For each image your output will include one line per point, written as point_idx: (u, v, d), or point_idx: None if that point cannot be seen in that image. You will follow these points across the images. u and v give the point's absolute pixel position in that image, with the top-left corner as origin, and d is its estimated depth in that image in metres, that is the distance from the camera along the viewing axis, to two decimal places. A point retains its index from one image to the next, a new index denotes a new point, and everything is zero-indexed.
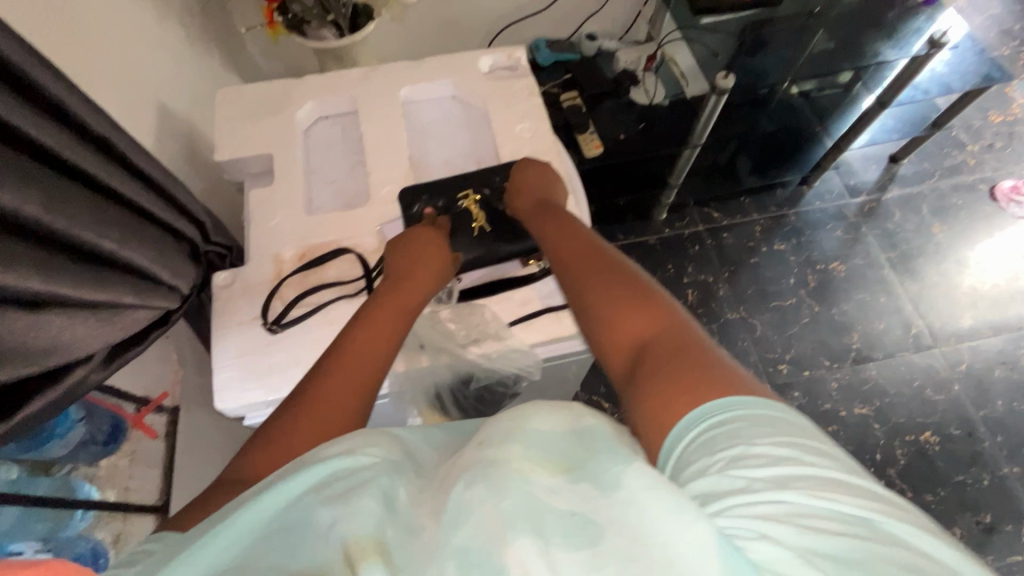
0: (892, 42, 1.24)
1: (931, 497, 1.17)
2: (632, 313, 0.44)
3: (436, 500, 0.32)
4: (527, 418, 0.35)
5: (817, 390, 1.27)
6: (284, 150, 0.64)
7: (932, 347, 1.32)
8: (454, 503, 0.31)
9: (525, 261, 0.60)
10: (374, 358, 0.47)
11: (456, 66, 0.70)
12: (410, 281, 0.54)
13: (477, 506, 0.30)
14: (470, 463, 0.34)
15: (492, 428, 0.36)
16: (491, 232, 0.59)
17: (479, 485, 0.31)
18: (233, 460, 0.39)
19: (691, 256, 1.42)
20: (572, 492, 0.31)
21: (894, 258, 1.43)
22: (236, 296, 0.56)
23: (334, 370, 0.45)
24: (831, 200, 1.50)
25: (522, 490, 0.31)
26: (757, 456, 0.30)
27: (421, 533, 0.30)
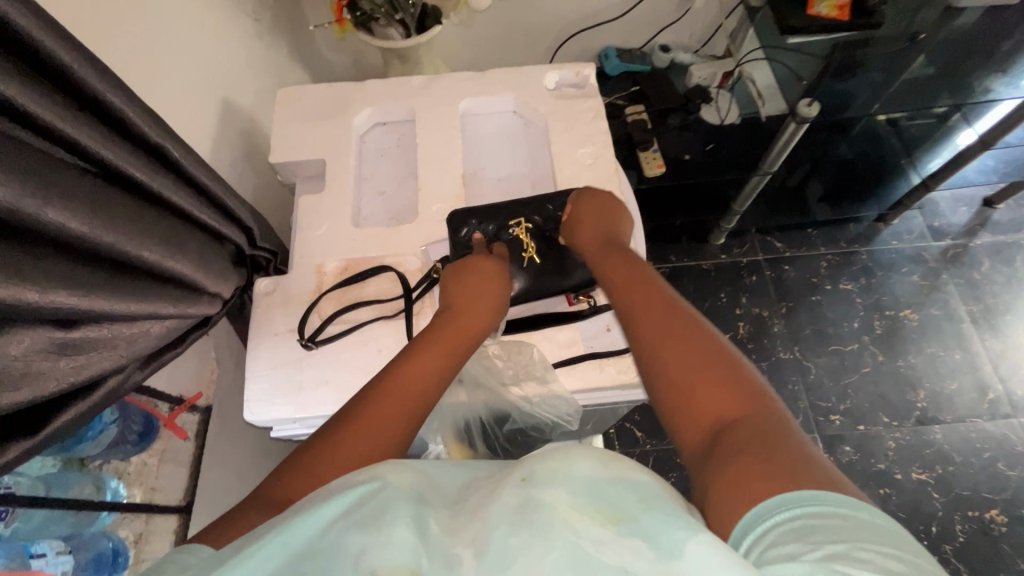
0: (1004, 76, 1.12)
1: None
2: (706, 381, 0.40)
3: (473, 530, 0.30)
4: (574, 457, 0.31)
5: (871, 447, 1.17)
6: (337, 158, 0.63)
7: (1011, 417, 1.19)
8: (494, 545, 0.28)
9: (573, 298, 0.57)
10: (432, 378, 0.45)
11: (520, 81, 0.67)
12: (467, 299, 0.51)
13: (519, 556, 0.27)
14: (509, 502, 0.30)
15: (539, 460, 0.32)
16: (539, 263, 0.57)
17: (523, 528, 0.28)
18: (271, 476, 0.37)
19: (746, 286, 1.34)
20: (632, 548, 0.27)
21: (976, 313, 1.30)
22: (275, 305, 0.55)
23: (389, 386, 0.43)
24: (911, 241, 1.38)
25: (570, 538, 0.28)
26: (864, 561, 0.26)
27: (458, 570, 0.28)
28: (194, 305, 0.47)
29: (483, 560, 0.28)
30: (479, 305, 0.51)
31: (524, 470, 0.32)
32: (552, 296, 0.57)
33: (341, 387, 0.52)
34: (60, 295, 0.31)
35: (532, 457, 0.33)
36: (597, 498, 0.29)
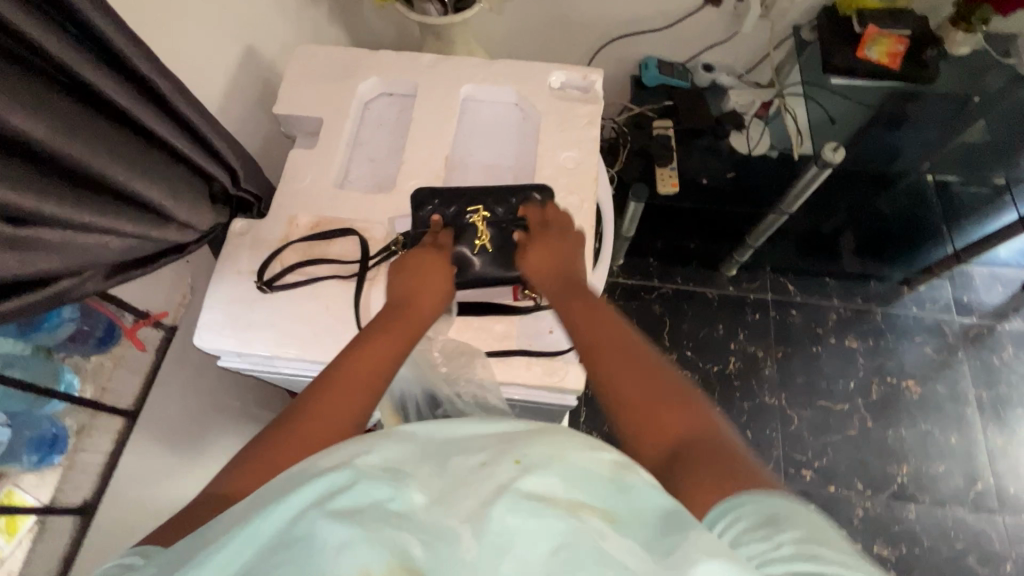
0: None
1: None
2: (654, 401, 0.44)
3: (465, 506, 0.30)
4: (565, 451, 0.32)
5: (836, 510, 1.14)
6: (335, 119, 0.66)
7: (995, 513, 1.13)
8: (492, 525, 0.28)
9: (519, 294, 0.58)
10: (382, 364, 0.48)
11: (526, 75, 0.68)
12: (421, 300, 0.53)
13: (515, 540, 0.28)
14: (487, 473, 0.31)
15: (523, 444, 0.33)
16: (490, 253, 0.57)
17: (516, 512, 0.29)
18: (216, 479, 0.40)
19: (747, 323, 1.31)
20: (627, 556, 0.28)
21: (985, 398, 1.23)
22: (244, 246, 0.59)
23: (338, 377, 0.46)
24: (932, 311, 1.31)
25: (568, 532, 0.28)
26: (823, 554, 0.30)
27: (458, 543, 0.28)
28: (160, 231, 0.50)
29: (483, 537, 0.28)
30: (427, 298, 0.53)
31: (506, 449, 0.32)
32: (499, 288, 0.58)
33: (283, 333, 0.55)
34: (9, 194, 0.35)
35: (508, 435, 0.34)
36: (592, 500, 0.30)
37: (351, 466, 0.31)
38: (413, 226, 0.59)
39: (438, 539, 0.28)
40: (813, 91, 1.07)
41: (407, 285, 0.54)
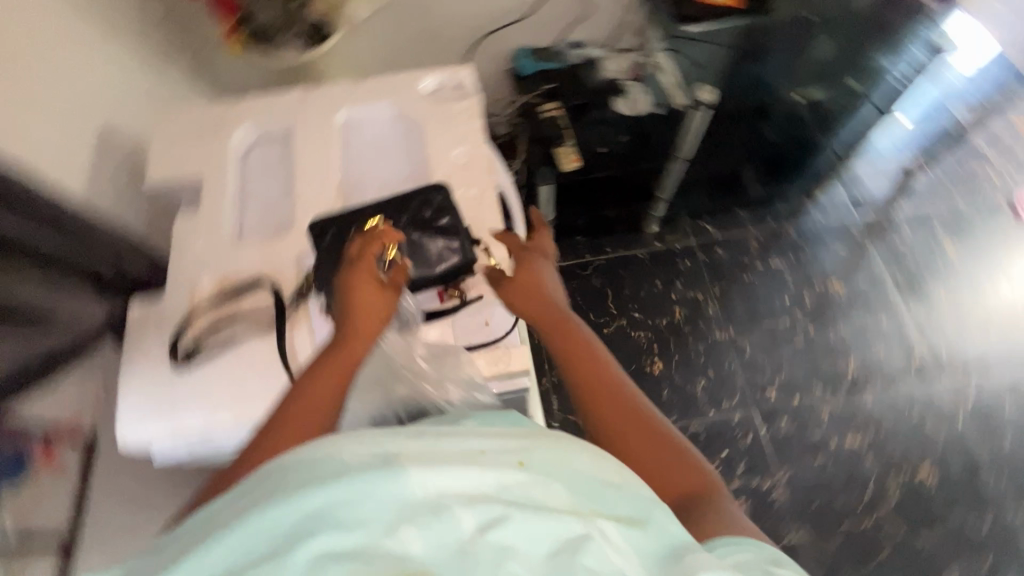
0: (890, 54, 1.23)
1: (924, 538, 1.10)
2: (641, 431, 0.49)
3: (470, 502, 0.32)
4: (570, 457, 0.37)
5: (806, 418, 1.20)
6: (214, 176, 0.63)
7: (937, 376, 1.23)
8: (495, 533, 0.32)
9: (444, 295, 0.58)
10: (330, 394, 0.45)
11: (397, 88, 0.68)
12: (363, 317, 0.50)
13: (512, 544, 0.32)
14: (493, 483, 0.33)
15: (527, 446, 0.36)
16: (401, 262, 0.56)
17: (523, 512, 0.33)
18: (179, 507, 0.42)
19: (681, 271, 1.37)
20: (609, 544, 0.33)
21: (901, 278, 1.34)
22: (147, 327, 0.55)
23: (287, 412, 0.44)
24: (835, 214, 1.42)
25: (569, 531, 0.33)
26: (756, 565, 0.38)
27: (461, 541, 0.31)
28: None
29: (479, 556, 0.31)
30: (370, 320, 0.50)
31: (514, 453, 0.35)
32: (423, 293, 0.57)
33: (214, 404, 0.52)
34: None
35: (507, 436, 0.37)
36: (586, 497, 0.35)
37: (377, 460, 0.33)
38: (317, 257, 0.57)
39: (438, 535, 0.31)
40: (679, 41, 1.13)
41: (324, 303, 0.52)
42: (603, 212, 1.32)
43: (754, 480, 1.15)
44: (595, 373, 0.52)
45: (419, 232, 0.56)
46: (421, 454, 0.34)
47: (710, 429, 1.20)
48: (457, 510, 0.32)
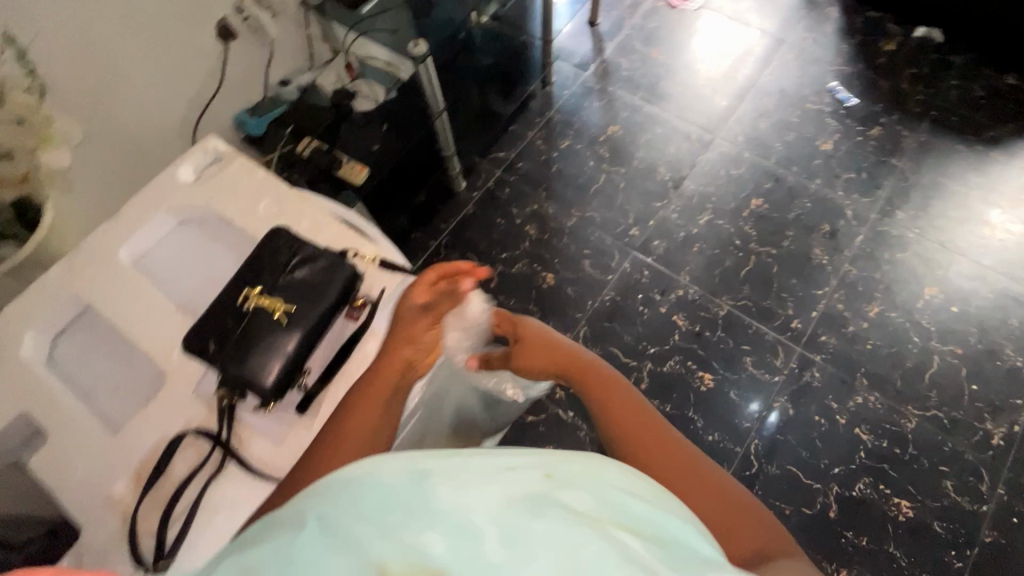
0: None
1: (788, 242, 1.37)
2: (673, 452, 0.55)
3: (519, 530, 0.30)
4: (602, 473, 0.35)
5: (667, 228, 1.41)
6: (38, 396, 0.54)
7: (714, 139, 1.53)
8: (531, 546, 0.30)
9: (352, 314, 0.58)
10: (356, 453, 0.46)
11: (160, 194, 0.63)
12: (367, 396, 0.51)
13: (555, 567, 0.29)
14: (544, 502, 0.32)
15: (561, 460, 0.35)
16: (294, 310, 0.56)
17: (551, 550, 0.30)
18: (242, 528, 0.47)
19: (508, 199, 1.48)
20: (644, 567, 0.30)
21: (645, 94, 1.61)
22: (96, 569, 0.48)
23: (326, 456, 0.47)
24: (573, 83, 1.64)
25: (608, 569, 0.29)
26: None
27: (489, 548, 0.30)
28: None
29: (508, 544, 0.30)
30: (381, 380, 0.51)
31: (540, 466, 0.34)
32: (333, 325, 0.58)
33: None
34: None
35: (538, 451, 0.36)
36: (615, 511, 0.33)
37: (411, 477, 0.33)
38: (218, 371, 0.54)
39: (459, 571, 0.29)
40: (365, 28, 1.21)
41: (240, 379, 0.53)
42: (410, 197, 1.36)
43: (671, 296, 1.33)
44: (632, 408, 0.60)
45: (289, 276, 0.57)
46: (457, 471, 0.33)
47: (618, 289, 1.34)
48: (480, 550, 0.30)
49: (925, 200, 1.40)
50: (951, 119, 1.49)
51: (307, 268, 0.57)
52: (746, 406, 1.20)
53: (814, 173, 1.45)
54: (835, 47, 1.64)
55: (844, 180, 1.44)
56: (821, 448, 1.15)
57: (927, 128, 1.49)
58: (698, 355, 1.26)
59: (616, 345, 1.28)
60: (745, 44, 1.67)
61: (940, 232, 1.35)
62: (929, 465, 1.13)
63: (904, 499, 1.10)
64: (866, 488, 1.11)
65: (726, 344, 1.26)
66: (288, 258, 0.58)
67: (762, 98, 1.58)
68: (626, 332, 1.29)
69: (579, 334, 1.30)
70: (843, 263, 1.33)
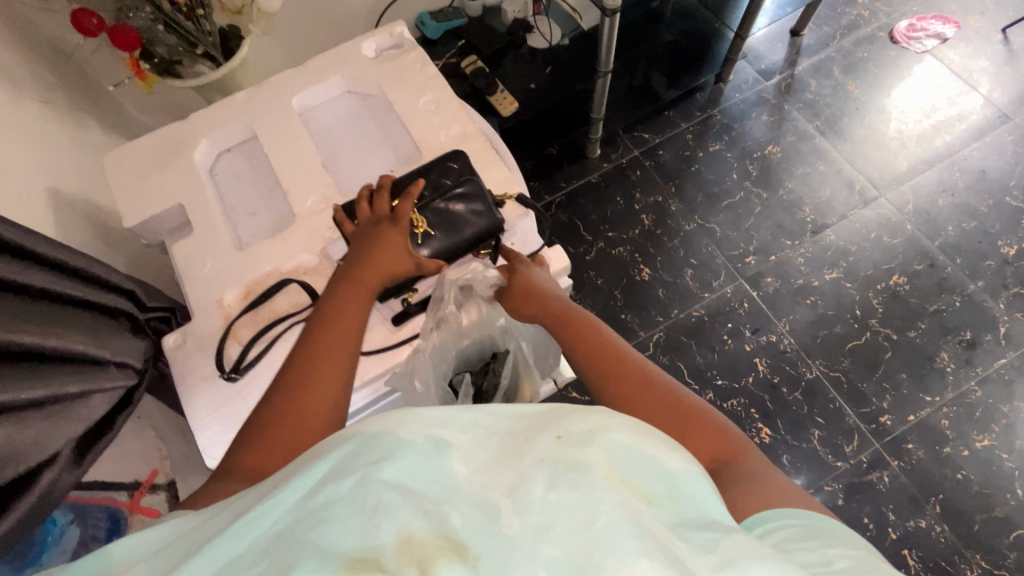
0: None
1: (915, 333, 1.23)
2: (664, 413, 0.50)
3: (520, 493, 0.32)
4: (606, 428, 0.36)
5: (787, 270, 1.31)
6: (193, 195, 0.61)
7: (878, 197, 1.37)
8: (539, 507, 0.32)
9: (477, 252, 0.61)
10: (332, 365, 0.48)
11: (341, 61, 0.68)
12: (345, 317, 0.51)
13: (559, 517, 0.31)
14: (549, 454, 0.35)
15: (566, 421, 0.37)
16: (435, 236, 0.58)
17: (558, 486, 0.32)
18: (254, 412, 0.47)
19: (635, 181, 1.43)
20: (629, 502, 0.33)
21: (821, 125, 1.47)
22: (192, 353, 0.55)
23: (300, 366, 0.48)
24: (750, 89, 1.52)
25: (601, 501, 0.32)
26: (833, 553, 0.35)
27: (502, 521, 0.31)
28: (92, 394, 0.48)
29: (523, 513, 0.31)
30: (352, 312, 0.52)
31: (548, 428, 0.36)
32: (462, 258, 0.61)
33: None
34: None
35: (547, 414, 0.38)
36: (629, 472, 0.35)
37: (432, 443, 0.36)
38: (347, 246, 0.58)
39: (478, 506, 0.32)
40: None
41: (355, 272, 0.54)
42: (536, 143, 1.39)
43: (762, 338, 1.25)
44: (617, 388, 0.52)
45: (441, 203, 0.58)
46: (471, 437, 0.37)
47: (710, 309, 1.28)
48: (497, 489, 0.33)
49: None
50: None
51: (453, 206, 0.58)
52: (794, 476, 1.13)
53: (978, 273, 1.28)
54: None
55: (1011, 293, 1.25)
56: None
57: None
58: (766, 406, 1.19)
59: (685, 363, 1.24)
60: (962, 107, 1.46)
61: None
62: None
63: None
64: None
65: (800, 407, 1.18)
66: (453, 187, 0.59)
67: (953, 173, 1.39)
68: (700, 354, 1.24)
69: (653, 337, 1.27)
70: (969, 379, 1.18)
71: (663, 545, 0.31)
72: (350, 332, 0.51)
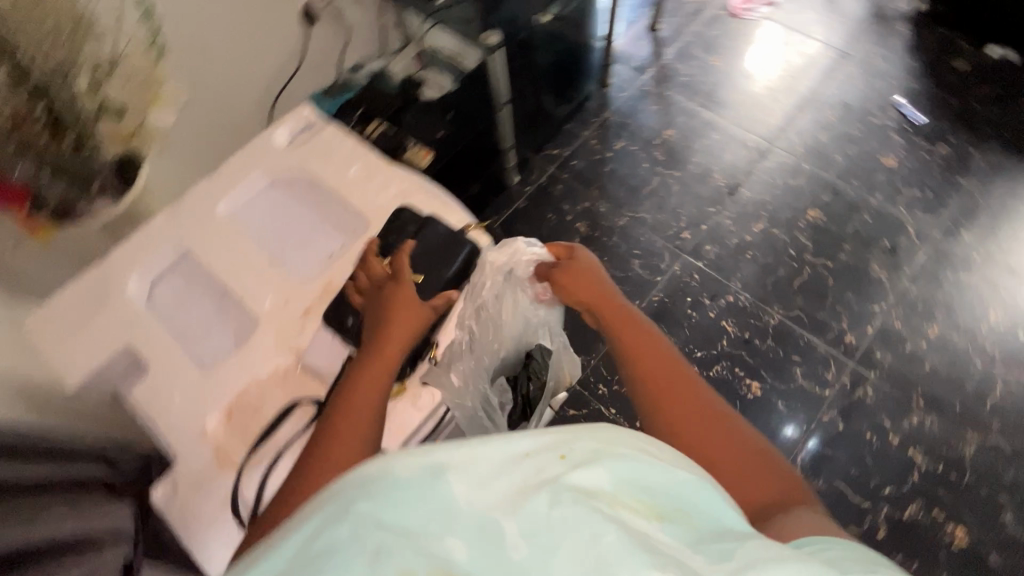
0: None
1: (845, 255, 1.34)
2: (707, 425, 0.51)
3: (527, 519, 0.33)
4: (613, 443, 0.37)
5: (720, 234, 1.40)
6: (140, 333, 0.57)
7: (771, 148, 1.51)
8: (547, 532, 0.33)
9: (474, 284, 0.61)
10: (367, 408, 0.47)
11: (256, 157, 0.66)
12: (376, 354, 0.50)
13: (566, 542, 0.32)
14: (558, 479, 0.35)
15: (574, 437, 0.37)
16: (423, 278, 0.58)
17: (564, 508, 0.34)
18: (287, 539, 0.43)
19: (559, 196, 1.50)
20: (635, 522, 0.34)
21: (702, 100, 1.61)
22: (189, 497, 0.50)
23: (337, 416, 0.46)
24: (631, 85, 1.65)
25: (606, 523, 0.33)
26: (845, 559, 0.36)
27: (510, 548, 0.32)
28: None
29: (533, 543, 0.33)
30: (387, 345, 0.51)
31: (555, 447, 0.36)
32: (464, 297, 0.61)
33: None
34: None
35: (552, 429, 0.37)
36: (635, 486, 0.36)
37: (428, 472, 0.34)
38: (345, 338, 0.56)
39: (480, 534, 0.33)
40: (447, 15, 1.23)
41: (377, 330, 0.52)
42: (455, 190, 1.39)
43: (721, 301, 1.31)
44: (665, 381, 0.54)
45: (413, 247, 0.59)
46: (467, 454, 0.35)
47: (667, 291, 1.34)
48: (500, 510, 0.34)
49: (992, 222, 1.35)
50: None
51: (424, 241, 0.59)
52: (794, 418, 1.18)
53: (875, 188, 1.42)
54: (904, 62, 1.61)
55: (906, 197, 1.40)
56: (872, 467, 1.12)
57: (999, 148, 1.45)
58: (747, 363, 1.24)
59: None
60: (809, 55, 1.65)
61: (1008, 255, 1.31)
62: (986, 493, 1.08)
63: (959, 525, 1.06)
64: (918, 510, 1.08)
65: (776, 353, 1.24)
66: (416, 231, 0.60)
67: (823, 110, 1.56)
68: (673, 334, 1.29)
69: None
70: (903, 280, 1.30)
71: (669, 558, 0.33)
72: (385, 371, 0.49)
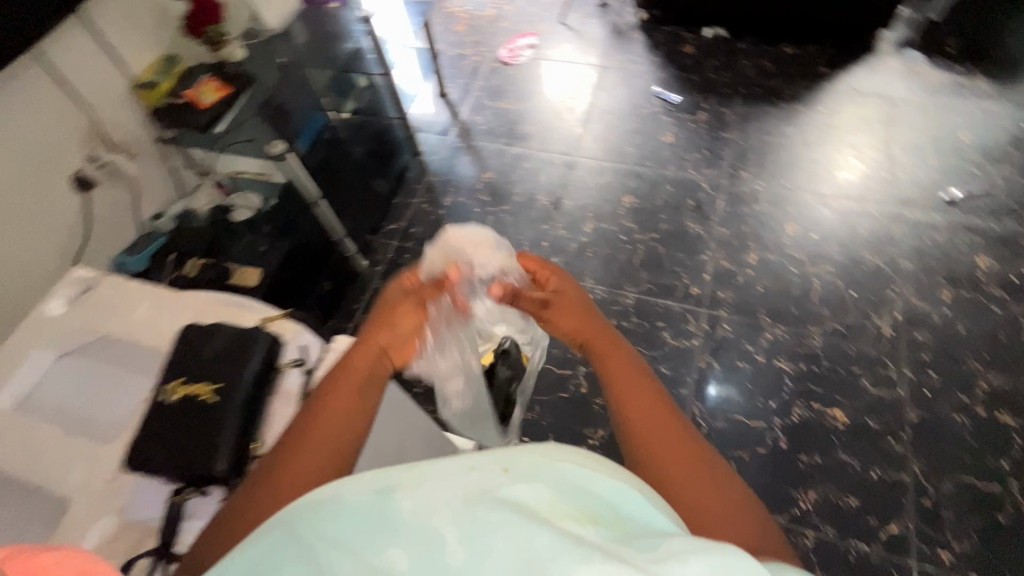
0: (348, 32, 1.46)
1: (664, 223, 1.52)
2: (663, 420, 0.49)
3: (465, 535, 0.34)
4: (556, 461, 0.38)
5: (560, 243, 1.52)
6: None
7: (575, 158, 1.70)
8: (481, 545, 0.33)
9: (289, 368, 0.60)
10: (344, 419, 0.49)
11: (32, 337, 0.64)
12: (359, 362, 0.55)
13: (498, 551, 0.33)
14: (499, 495, 0.36)
15: (520, 454, 0.39)
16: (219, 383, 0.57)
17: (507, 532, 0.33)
18: None
19: (409, 263, 1.55)
20: (576, 536, 0.34)
21: (506, 140, 1.79)
22: None
23: (301, 439, 0.47)
24: (440, 147, 1.80)
25: (537, 534, 0.33)
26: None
27: (447, 553, 0.33)
28: None
29: (468, 548, 0.33)
30: (363, 355, 0.55)
31: (499, 462, 0.38)
32: (282, 383, 0.60)
33: None
34: None
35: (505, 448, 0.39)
36: (574, 498, 0.37)
37: (378, 491, 0.36)
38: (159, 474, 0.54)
39: (418, 541, 0.34)
40: (238, 131, 1.24)
41: (362, 346, 0.56)
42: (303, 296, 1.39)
43: None
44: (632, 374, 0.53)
45: (203, 356, 0.59)
46: (417, 472, 0.37)
47: None
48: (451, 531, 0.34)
49: (761, 157, 1.61)
50: (756, 90, 1.76)
51: (212, 347, 0.59)
52: (679, 375, 1.28)
53: (667, 162, 1.64)
54: (647, 60, 1.92)
55: (692, 161, 1.63)
56: (754, 389, 1.24)
57: (741, 101, 1.74)
58: None
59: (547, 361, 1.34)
60: (577, 76, 1.92)
61: (781, 178, 1.56)
62: (844, 371, 1.24)
63: (836, 408, 1.19)
64: (801, 409, 1.20)
65: (643, 326, 1.36)
66: (204, 340, 0.60)
67: (604, 116, 1.79)
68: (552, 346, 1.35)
69: None
70: (714, 226, 1.49)
71: (613, 561, 0.32)
72: (358, 377, 0.53)
